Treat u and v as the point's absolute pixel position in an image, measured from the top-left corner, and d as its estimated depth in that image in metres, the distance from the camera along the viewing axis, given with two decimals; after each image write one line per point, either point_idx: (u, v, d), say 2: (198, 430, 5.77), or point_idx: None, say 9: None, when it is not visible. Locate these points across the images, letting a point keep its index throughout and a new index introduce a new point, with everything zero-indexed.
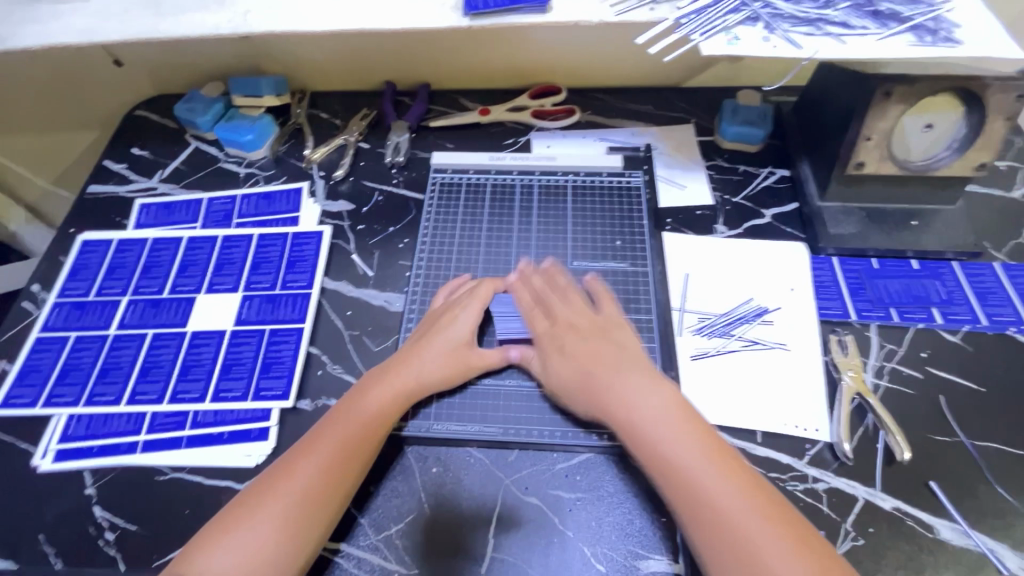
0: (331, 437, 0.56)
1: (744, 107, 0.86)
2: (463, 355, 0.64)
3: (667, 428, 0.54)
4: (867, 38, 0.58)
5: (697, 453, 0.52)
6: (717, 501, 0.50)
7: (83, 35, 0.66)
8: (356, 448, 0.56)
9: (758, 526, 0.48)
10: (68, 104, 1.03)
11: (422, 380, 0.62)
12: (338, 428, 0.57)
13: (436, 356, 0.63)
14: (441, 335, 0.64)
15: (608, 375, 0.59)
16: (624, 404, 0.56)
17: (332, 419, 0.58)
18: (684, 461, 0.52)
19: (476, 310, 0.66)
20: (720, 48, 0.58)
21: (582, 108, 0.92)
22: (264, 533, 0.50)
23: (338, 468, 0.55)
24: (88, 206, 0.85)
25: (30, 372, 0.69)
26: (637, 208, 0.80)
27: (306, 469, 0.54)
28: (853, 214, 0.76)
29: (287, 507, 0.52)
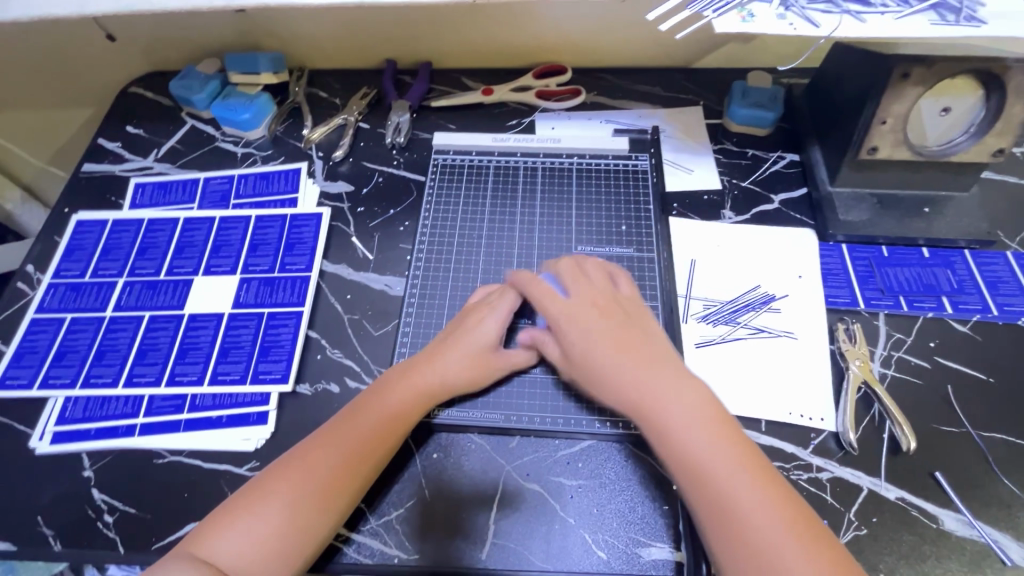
0: (348, 432, 0.55)
1: (754, 89, 0.83)
2: (488, 355, 0.61)
3: (697, 427, 0.50)
4: (885, 17, 0.56)
5: (725, 460, 0.49)
6: (741, 511, 0.47)
7: (71, 8, 0.63)
8: (374, 446, 0.55)
9: (781, 541, 0.45)
10: (60, 81, 1.01)
11: (446, 383, 0.59)
12: (359, 422, 0.55)
13: (463, 359, 0.60)
14: (465, 335, 0.62)
15: (637, 368, 0.54)
16: (655, 399, 0.52)
17: (351, 413, 0.56)
18: (710, 466, 0.49)
19: (503, 313, 0.63)
20: (734, 26, 0.55)
21: (588, 88, 0.89)
22: (271, 521, 0.49)
23: (355, 464, 0.53)
24: (82, 186, 0.83)
25: (26, 354, 0.68)
26: (644, 192, 0.78)
27: (320, 467, 0.52)
28: (864, 201, 0.74)
29: (297, 497, 0.50)
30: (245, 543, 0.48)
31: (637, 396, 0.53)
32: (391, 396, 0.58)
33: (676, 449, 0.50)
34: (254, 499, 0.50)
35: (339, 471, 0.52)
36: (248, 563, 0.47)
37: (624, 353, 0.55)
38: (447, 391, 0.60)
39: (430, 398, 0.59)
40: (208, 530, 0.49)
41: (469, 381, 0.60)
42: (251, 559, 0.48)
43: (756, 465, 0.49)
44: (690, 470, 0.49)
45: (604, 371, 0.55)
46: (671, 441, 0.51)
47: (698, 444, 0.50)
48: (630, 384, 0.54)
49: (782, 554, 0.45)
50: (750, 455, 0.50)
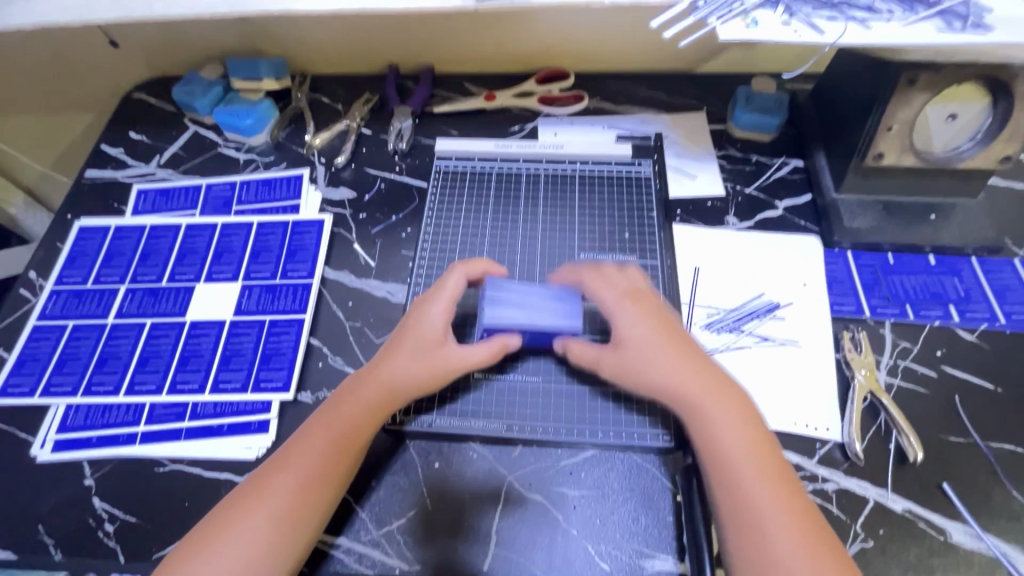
0: (305, 453, 0.54)
1: (758, 94, 0.83)
2: (437, 356, 0.59)
3: (732, 418, 0.52)
4: (891, 23, 0.55)
5: (750, 453, 0.51)
6: (760, 501, 0.48)
7: (73, 15, 0.63)
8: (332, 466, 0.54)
9: (790, 535, 0.46)
10: (63, 86, 1.01)
11: (400, 384, 0.58)
12: (316, 441, 0.54)
13: (411, 358, 0.59)
14: (415, 337, 0.60)
15: (682, 358, 0.56)
16: (692, 395, 0.54)
17: (306, 432, 0.56)
18: (738, 455, 0.51)
19: (445, 304, 0.62)
20: (739, 33, 0.55)
21: (591, 94, 0.89)
22: (243, 545, 0.49)
23: (312, 487, 0.52)
24: (85, 192, 0.83)
25: (28, 361, 0.68)
26: (647, 198, 0.77)
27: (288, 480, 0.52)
28: (870, 208, 0.73)
29: (266, 518, 0.50)
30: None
31: (680, 382, 0.55)
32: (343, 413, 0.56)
33: (710, 436, 0.52)
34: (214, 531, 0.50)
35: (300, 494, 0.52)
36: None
37: (670, 343, 0.57)
38: (400, 391, 0.58)
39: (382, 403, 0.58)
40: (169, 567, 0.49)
41: (420, 378, 0.58)
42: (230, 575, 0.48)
43: (773, 463, 0.51)
44: (719, 456, 0.51)
45: (646, 357, 0.57)
46: (704, 426, 0.53)
47: (728, 433, 0.52)
48: (675, 370, 0.56)
49: (788, 549, 0.46)
50: (769, 455, 0.51)
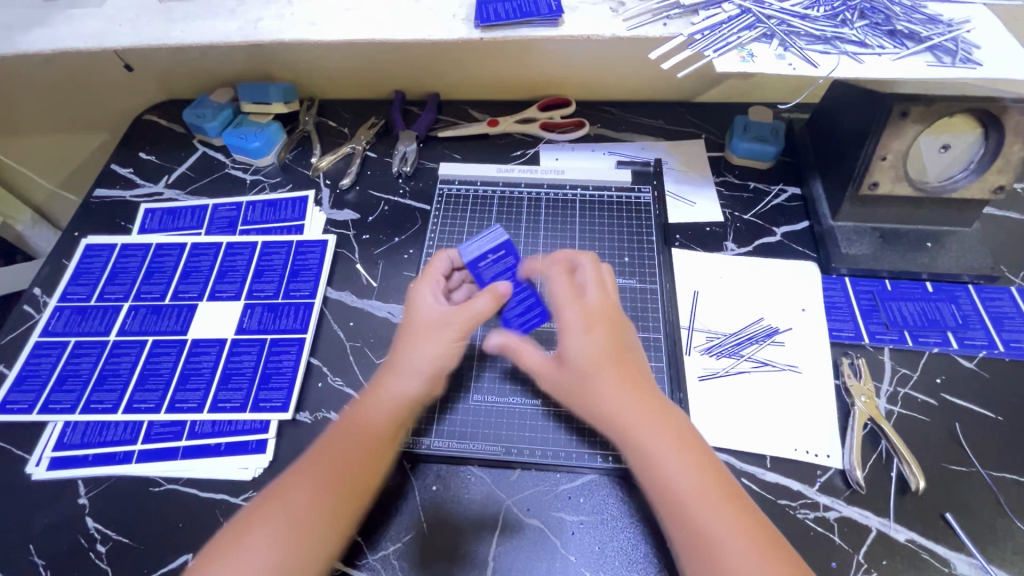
0: (291, 499, 0.49)
1: (755, 123, 0.85)
2: (439, 325, 0.60)
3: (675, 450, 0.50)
4: (883, 58, 0.57)
5: (702, 489, 0.48)
6: (717, 539, 0.45)
7: (92, 42, 0.66)
8: (332, 505, 0.50)
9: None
10: (77, 107, 1.03)
11: (415, 363, 0.58)
12: (303, 485, 0.50)
13: (419, 341, 0.59)
14: (413, 319, 0.61)
15: (624, 385, 0.54)
16: (635, 422, 0.52)
17: (296, 470, 0.52)
18: (688, 490, 0.48)
19: (431, 285, 0.63)
20: (735, 66, 0.56)
21: (591, 121, 0.91)
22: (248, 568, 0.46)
23: (306, 530, 0.48)
24: (93, 210, 0.84)
25: (29, 377, 0.68)
26: (647, 224, 0.78)
27: (299, 495, 0.50)
28: (866, 235, 0.74)
29: (276, 536, 0.47)
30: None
31: (619, 411, 0.53)
32: (344, 443, 0.54)
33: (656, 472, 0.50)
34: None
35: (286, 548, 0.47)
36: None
37: (613, 366, 0.55)
38: (415, 371, 0.58)
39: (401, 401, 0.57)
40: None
41: (426, 344, 0.59)
42: None
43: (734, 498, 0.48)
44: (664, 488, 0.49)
45: (590, 381, 0.55)
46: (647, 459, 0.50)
47: (673, 467, 0.49)
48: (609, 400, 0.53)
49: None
50: (730, 491, 0.48)
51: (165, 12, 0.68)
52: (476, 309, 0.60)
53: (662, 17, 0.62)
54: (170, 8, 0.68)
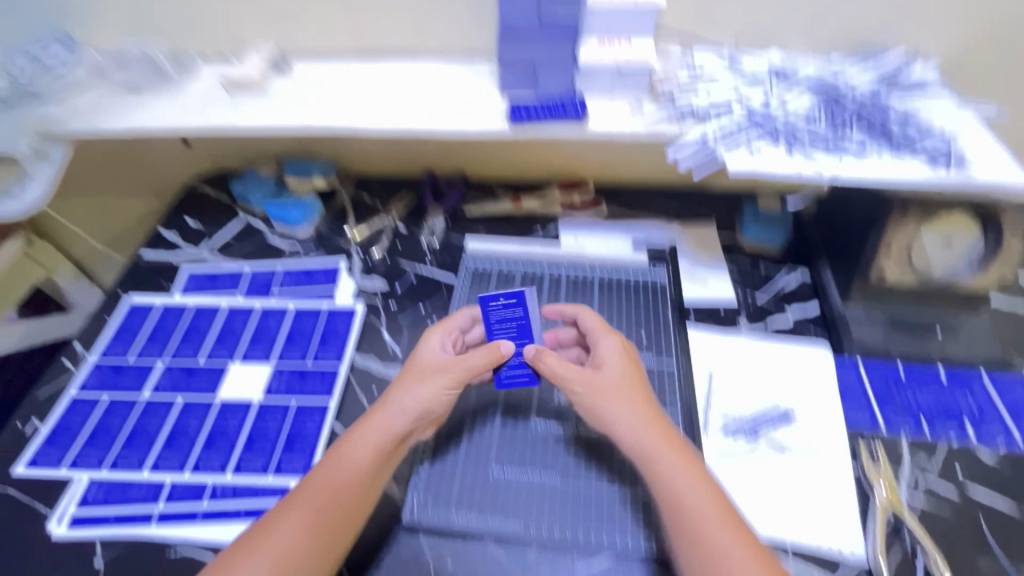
0: (281, 529, 0.52)
1: (765, 210, 0.89)
2: (438, 370, 0.63)
3: (687, 473, 0.55)
4: (882, 160, 0.62)
5: (704, 500, 0.54)
6: (722, 556, 0.50)
7: (166, 126, 0.74)
8: (318, 537, 0.53)
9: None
10: (131, 175, 1.12)
11: (407, 402, 0.61)
12: (290, 519, 0.53)
13: (414, 382, 0.62)
14: (416, 361, 0.65)
15: (639, 402, 0.60)
16: (649, 438, 0.58)
17: (288, 500, 0.55)
18: (698, 514, 0.53)
19: (444, 333, 0.68)
20: (746, 164, 0.62)
21: (609, 202, 0.97)
22: None
23: (294, 560, 0.51)
24: (137, 270, 0.89)
25: (59, 434, 0.70)
26: (663, 305, 0.81)
27: (287, 528, 0.52)
28: (878, 319, 0.76)
29: (265, 565, 0.50)
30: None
31: (636, 427, 0.59)
32: (329, 475, 0.56)
33: (665, 483, 0.55)
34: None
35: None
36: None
37: (629, 383, 0.62)
38: (407, 408, 0.60)
39: (386, 431, 0.59)
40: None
41: (421, 388, 0.62)
42: None
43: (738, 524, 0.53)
44: (677, 510, 0.53)
45: (614, 394, 0.61)
46: (664, 483, 0.55)
47: (679, 478, 0.55)
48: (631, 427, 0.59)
49: None
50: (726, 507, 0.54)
51: (233, 102, 0.77)
52: (474, 362, 0.63)
53: (677, 116, 0.68)
54: (237, 98, 0.77)
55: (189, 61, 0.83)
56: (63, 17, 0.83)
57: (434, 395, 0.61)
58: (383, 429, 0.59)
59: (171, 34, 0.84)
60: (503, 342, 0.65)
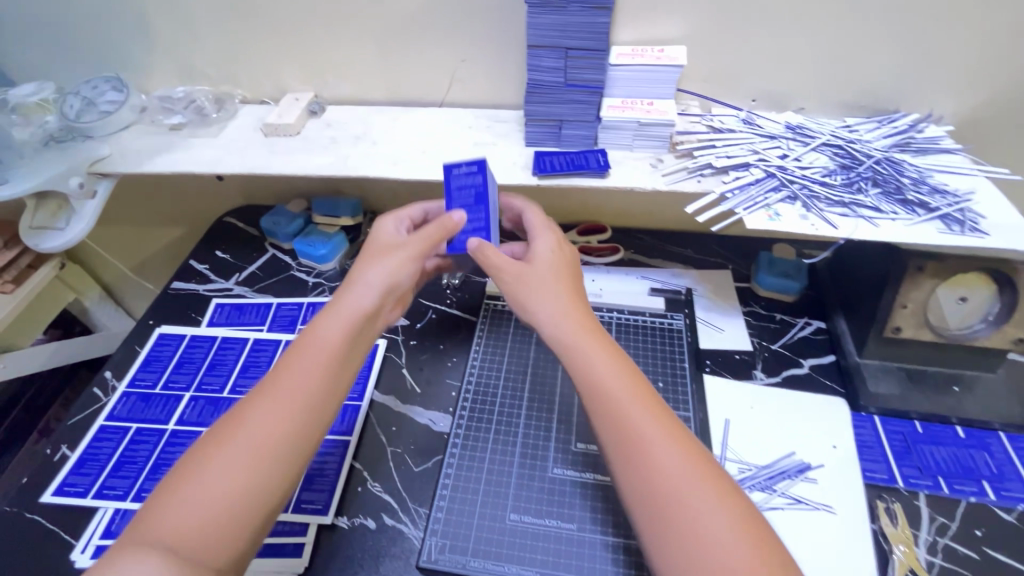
0: (252, 414, 0.52)
1: (779, 259, 0.91)
2: (397, 249, 0.64)
3: (606, 360, 0.57)
4: (896, 223, 0.64)
5: (625, 389, 0.54)
6: (641, 441, 0.51)
7: (205, 166, 0.78)
8: (295, 420, 0.52)
9: (693, 483, 0.49)
10: (162, 209, 1.17)
11: (371, 280, 0.62)
12: (262, 408, 0.52)
13: (373, 263, 0.64)
14: (373, 247, 0.66)
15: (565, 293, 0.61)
16: (570, 326, 0.59)
17: (257, 393, 0.54)
18: (616, 402, 0.54)
19: (399, 222, 0.71)
20: (763, 224, 0.64)
21: (625, 246, 0.99)
22: (216, 491, 0.48)
23: (270, 445, 0.51)
24: (168, 301, 0.93)
25: (87, 462, 0.72)
26: (680, 350, 0.82)
27: (259, 416, 0.52)
28: (892, 373, 0.77)
29: (241, 453, 0.50)
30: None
31: (558, 316, 0.59)
32: (298, 361, 0.55)
33: (586, 372, 0.56)
34: (131, 546, 0.45)
35: (252, 457, 0.50)
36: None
37: (557, 273, 0.63)
38: (371, 285, 0.61)
39: (354, 310, 0.60)
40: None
41: (382, 265, 0.63)
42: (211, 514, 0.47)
43: (661, 409, 0.54)
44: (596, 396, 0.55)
45: (542, 281, 0.62)
46: (580, 371, 0.56)
47: (601, 369, 0.56)
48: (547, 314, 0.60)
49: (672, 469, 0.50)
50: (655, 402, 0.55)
51: (270, 146, 0.80)
52: (427, 234, 0.65)
53: (696, 174, 0.71)
54: (275, 142, 0.81)
55: (231, 105, 0.88)
56: (112, 61, 0.88)
57: (399, 267, 0.63)
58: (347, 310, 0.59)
59: (214, 80, 0.89)
60: (458, 209, 0.68)
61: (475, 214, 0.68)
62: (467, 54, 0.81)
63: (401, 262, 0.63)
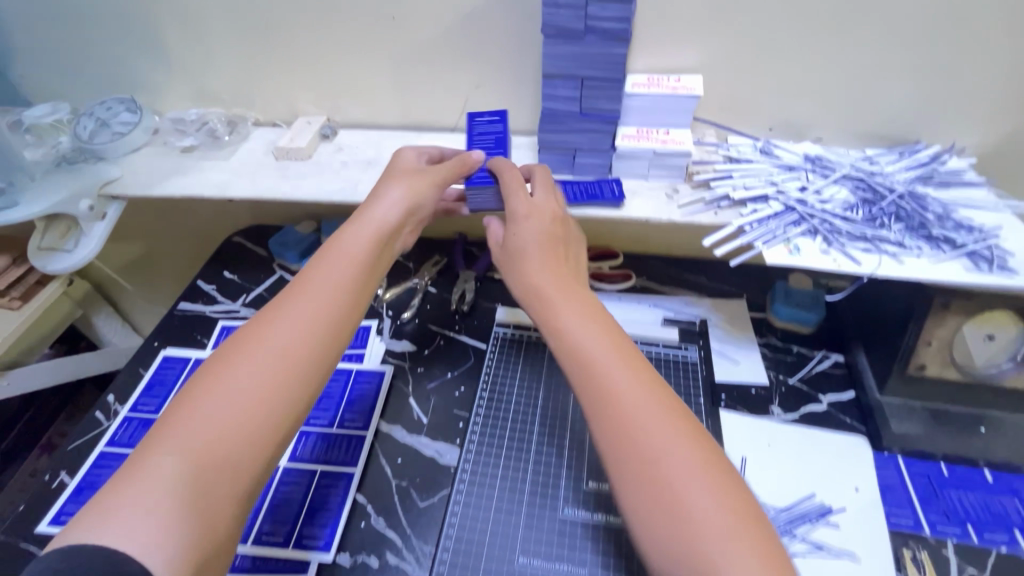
0: (274, 325, 0.53)
1: (796, 290, 0.89)
2: (415, 181, 0.68)
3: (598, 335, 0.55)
4: (920, 260, 0.63)
5: (606, 348, 0.54)
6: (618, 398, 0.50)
7: (216, 190, 0.77)
8: (318, 337, 0.54)
9: (686, 459, 0.47)
10: (172, 228, 1.18)
11: (392, 207, 0.65)
12: (284, 321, 0.54)
13: (392, 191, 0.66)
14: (390, 176, 0.69)
15: (550, 256, 0.62)
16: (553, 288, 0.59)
17: (277, 306, 0.55)
18: (594, 361, 0.53)
19: (417, 155, 0.73)
20: (783, 259, 0.62)
21: (637, 273, 0.98)
22: (237, 396, 0.48)
23: (293, 353, 0.52)
24: (175, 322, 0.92)
25: (86, 489, 0.70)
26: (695, 384, 0.79)
27: (281, 328, 0.53)
28: (917, 413, 0.73)
29: (262, 363, 0.51)
30: (153, 519, 0.41)
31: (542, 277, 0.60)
32: (320, 277, 0.58)
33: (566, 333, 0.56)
34: (157, 444, 0.45)
35: (276, 368, 0.51)
36: (176, 532, 0.41)
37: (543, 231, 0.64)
38: (391, 213, 0.65)
39: (374, 230, 0.63)
40: (94, 543, 0.39)
41: (399, 193, 0.66)
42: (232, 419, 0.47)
43: (655, 384, 0.52)
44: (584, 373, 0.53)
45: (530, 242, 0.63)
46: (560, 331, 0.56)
47: (582, 330, 0.56)
48: (547, 275, 0.60)
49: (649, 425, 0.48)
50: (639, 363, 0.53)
51: (281, 169, 0.80)
52: (445, 171, 0.69)
53: (712, 206, 0.70)
54: (286, 166, 0.80)
55: (243, 128, 0.87)
56: (127, 82, 0.88)
57: (417, 193, 0.67)
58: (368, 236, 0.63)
59: (227, 103, 0.89)
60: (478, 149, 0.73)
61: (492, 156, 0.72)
62: (481, 80, 0.80)
63: (418, 191, 0.67)
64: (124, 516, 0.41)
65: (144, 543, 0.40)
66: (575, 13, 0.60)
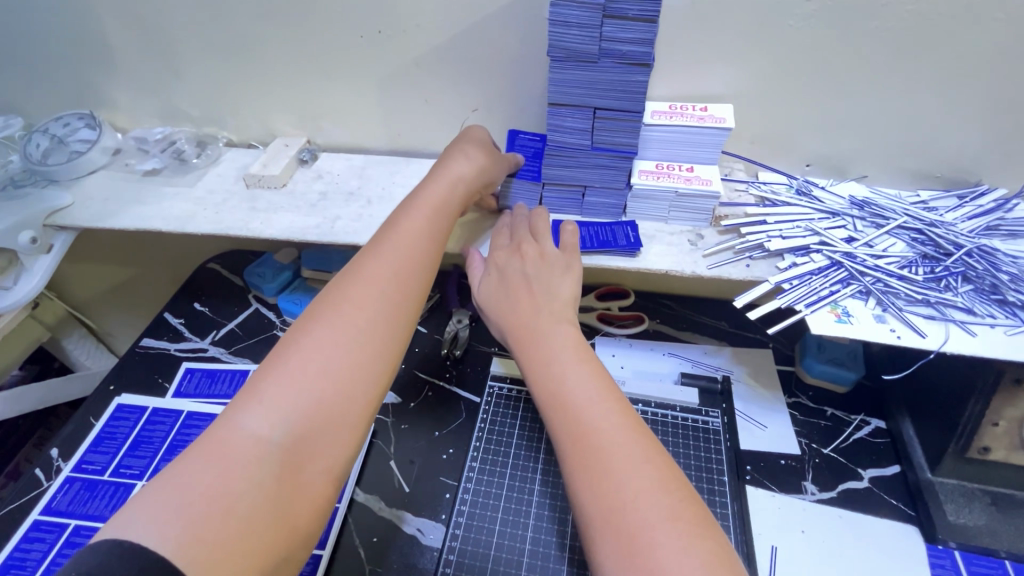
0: (364, 271, 0.51)
1: (830, 343, 0.79)
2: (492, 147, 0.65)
3: (572, 362, 0.49)
4: (993, 331, 0.52)
5: (599, 399, 0.46)
6: (607, 459, 0.42)
7: (176, 224, 0.68)
8: (409, 289, 0.52)
9: (658, 505, 0.40)
10: (147, 248, 1.09)
11: (478, 162, 0.62)
12: (377, 270, 0.51)
13: (470, 151, 0.63)
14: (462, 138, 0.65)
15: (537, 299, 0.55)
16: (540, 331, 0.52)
17: (363, 258, 0.52)
18: (583, 414, 0.46)
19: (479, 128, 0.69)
20: (830, 327, 0.53)
21: (650, 315, 0.88)
22: (335, 345, 0.46)
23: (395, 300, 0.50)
24: (134, 362, 0.83)
25: (11, 569, 0.61)
26: (717, 456, 0.68)
27: (377, 277, 0.51)
28: (976, 499, 0.63)
29: (363, 310, 0.48)
30: (213, 519, 0.36)
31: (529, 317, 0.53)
32: (410, 234, 0.55)
33: (555, 378, 0.49)
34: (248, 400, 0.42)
35: (377, 313, 0.49)
36: (247, 532, 0.37)
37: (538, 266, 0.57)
38: (478, 169, 0.62)
39: (450, 199, 0.59)
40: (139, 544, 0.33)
41: (476, 161, 0.62)
42: (326, 370, 0.44)
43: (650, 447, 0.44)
44: (555, 405, 0.47)
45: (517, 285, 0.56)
46: (550, 377, 0.49)
47: (573, 377, 0.48)
48: (524, 299, 0.55)
49: (643, 497, 0.40)
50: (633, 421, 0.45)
51: (251, 200, 0.71)
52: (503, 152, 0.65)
53: (744, 257, 0.61)
54: (257, 196, 0.71)
55: (213, 149, 0.78)
56: (89, 97, 0.80)
57: (494, 166, 0.63)
58: (440, 207, 0.59)
59: (198, 121, 0.81)
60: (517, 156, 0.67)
61: (530, 165, 0.67)
62: (479, 103, 0.71)
63: (493, 160, 0.64)
64: (181, 513, 0.35)
65: (207, 551, 0.35)
66: (588, 33, 0.51)
